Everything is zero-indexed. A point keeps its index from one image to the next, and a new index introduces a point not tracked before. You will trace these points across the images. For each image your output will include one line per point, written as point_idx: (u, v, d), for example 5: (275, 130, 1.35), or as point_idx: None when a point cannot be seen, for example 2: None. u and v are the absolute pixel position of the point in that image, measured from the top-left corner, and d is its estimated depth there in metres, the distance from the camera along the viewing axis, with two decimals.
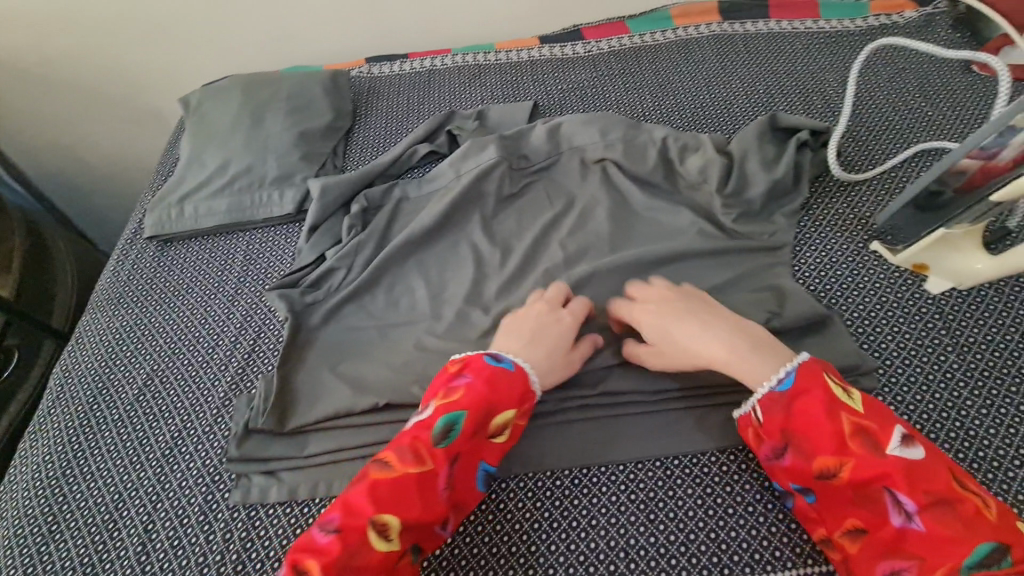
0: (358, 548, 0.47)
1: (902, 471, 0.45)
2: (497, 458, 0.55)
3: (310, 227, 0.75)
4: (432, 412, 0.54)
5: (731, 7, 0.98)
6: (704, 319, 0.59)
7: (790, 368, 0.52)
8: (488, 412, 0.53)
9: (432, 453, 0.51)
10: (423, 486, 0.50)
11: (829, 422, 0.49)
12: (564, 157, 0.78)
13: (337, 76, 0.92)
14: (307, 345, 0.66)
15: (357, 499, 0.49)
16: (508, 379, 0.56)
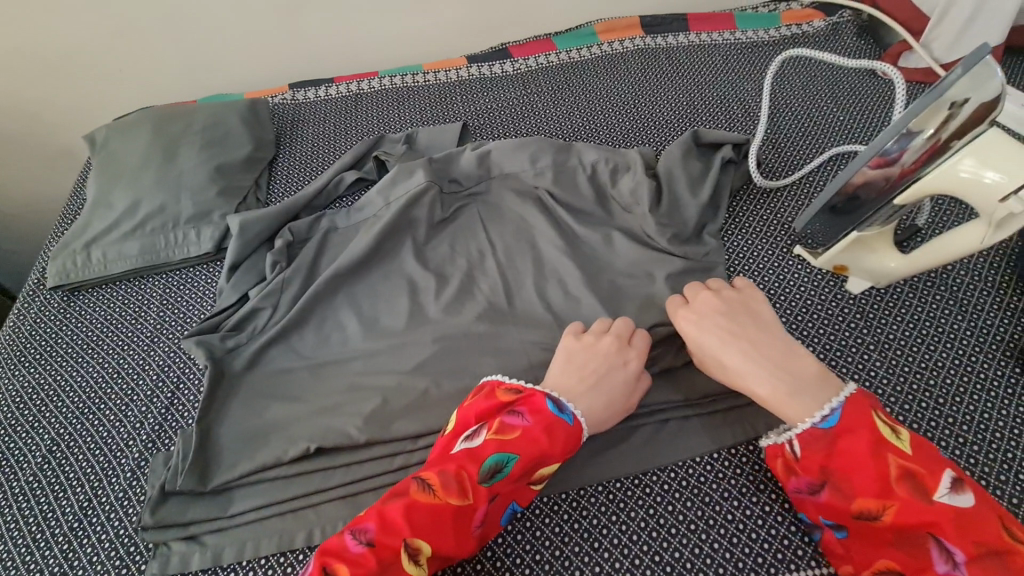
0: (390, 562, 0.45)
1: (950, 518, 0.43)
2: (528, 501, 0.53)
3: (230, 266, 0.71)
4: (483, 443, 0.51)
5: (652, 22, 1.00)
6: (756, 342, 0.55)
7: (838, 403, 0.50)
8: (537, 461, 0.51)
9: (477, 490, 0.49)
10: (458, 521, 0.48)
11: (875, 464, 0.46)
12: (495, 179, 0.77)
13: (256, 105, 0.88)
14: (230, 394, 0.62)
15: (395, 515, 0.47)
16: (566, 432, 0.53)
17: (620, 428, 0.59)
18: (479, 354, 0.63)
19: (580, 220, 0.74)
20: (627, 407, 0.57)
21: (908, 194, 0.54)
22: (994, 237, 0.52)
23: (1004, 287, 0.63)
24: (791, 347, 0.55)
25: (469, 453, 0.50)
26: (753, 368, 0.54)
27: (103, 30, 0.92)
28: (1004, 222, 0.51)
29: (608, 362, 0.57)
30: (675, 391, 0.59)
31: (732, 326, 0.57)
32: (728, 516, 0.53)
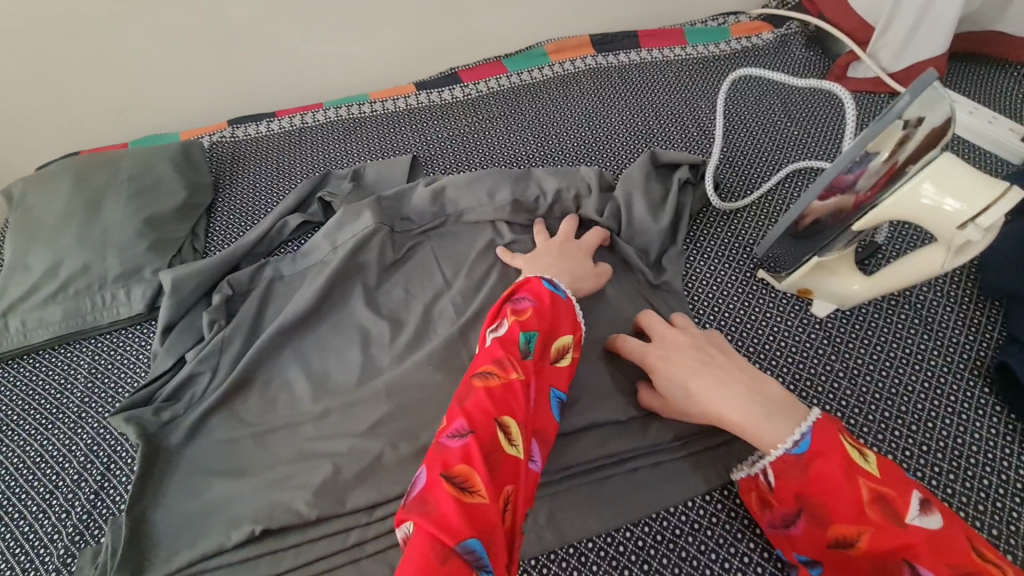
0: (491, 447, 0.43)
1: (921, 540, 0.40)
2: (565, 383, 0.53)
3: (163, 328, 0.66)
4: (508, 329, 0.52)
5: (602, 40, 0.99)
6: (722, 366, 0.52)
7: (805, 427, 0.46)
8: (552, 334, 0.53)
9: (525, 363, 0.49)
10: (521, 394, 0.47)
11: (844, 486, 0.43)
12: (448, 215, 0.74)
13: (189, 147, 0.83)
14: (166, 473, 0.57)
15: (476, 404, 0.45)
16: (561, 304, 0.56)
17: (591, 481, 0.55)
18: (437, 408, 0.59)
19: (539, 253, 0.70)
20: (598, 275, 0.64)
21: (868, 221, 0.51)
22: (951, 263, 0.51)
23: (965, 302, 0.63)
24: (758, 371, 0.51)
25: (499, 342, 0.51)
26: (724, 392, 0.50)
27: (18, 75, 0.86)
28: (963, 249, 0.49)
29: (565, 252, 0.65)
30: (647, 435, 0.56)
31: (698, 352, 0.54)
32: (707, 571, 0.50)
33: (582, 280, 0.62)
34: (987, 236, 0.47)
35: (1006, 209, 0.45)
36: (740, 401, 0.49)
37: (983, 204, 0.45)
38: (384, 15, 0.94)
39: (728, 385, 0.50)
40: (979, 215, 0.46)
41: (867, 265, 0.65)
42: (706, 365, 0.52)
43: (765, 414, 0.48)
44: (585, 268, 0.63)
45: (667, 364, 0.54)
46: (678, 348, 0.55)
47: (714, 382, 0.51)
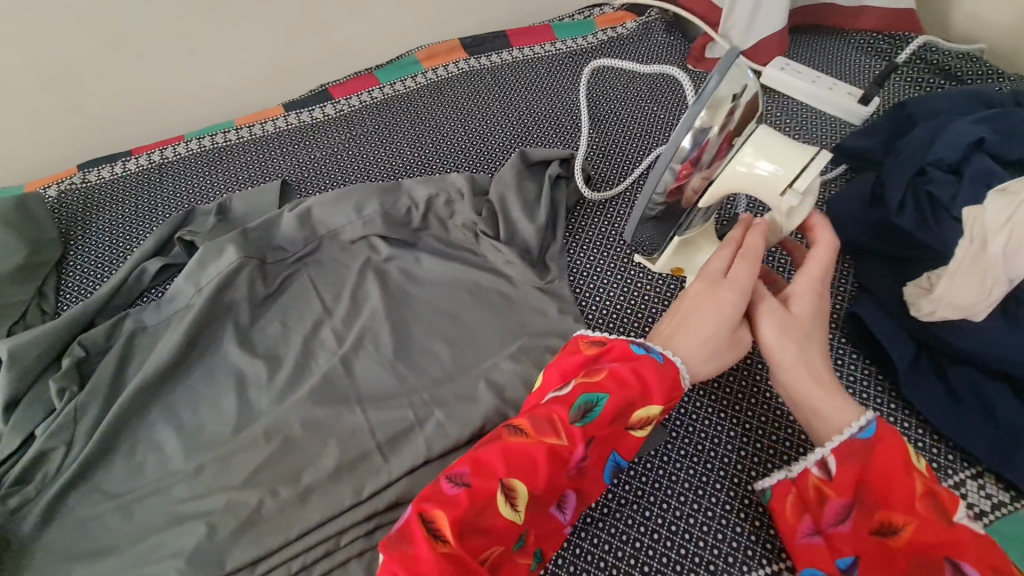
0: (478, 511, 0.42)
1: (967, 538, 0.40)
2: (631, 451, 0.49)
3: (6, 404, 0.59)
4: (571, 388, 0.47)
5: (473, 42, 0.98)
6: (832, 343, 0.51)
7: (872, 415, 0.46)
8: (631, 406, 0.47)
9: (571, 432, 0.45)
10: (554, 463, 0.44)
11: (901, 480, 0.43)
12: (322, 239, 0.71)
13: (26, 199, 0.74)
14: (17, 566, 0.51)
15: (488, 457, 0.44)
16: (661, 370, 0.48)
17: None
18: (321, 445, 0.56)
19: (419, 266, 0.69)
20: (735, 347, 0.51)
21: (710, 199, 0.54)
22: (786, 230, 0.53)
23: None
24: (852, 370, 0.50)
25: (558, 400, 0.47)
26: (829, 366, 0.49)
27: None
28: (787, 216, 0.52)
29: (703, 299, 0.51)
30: None
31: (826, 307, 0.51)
32: (600, 563, 0.51)
33: (720, 354, 0.50)
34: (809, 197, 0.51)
35: (817, 168, 0.49)
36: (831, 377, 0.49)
37: (800, 168, 0.49)
38: (237, 35, 0.89)
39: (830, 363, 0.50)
40: (798, 179, 0.49)
41: None
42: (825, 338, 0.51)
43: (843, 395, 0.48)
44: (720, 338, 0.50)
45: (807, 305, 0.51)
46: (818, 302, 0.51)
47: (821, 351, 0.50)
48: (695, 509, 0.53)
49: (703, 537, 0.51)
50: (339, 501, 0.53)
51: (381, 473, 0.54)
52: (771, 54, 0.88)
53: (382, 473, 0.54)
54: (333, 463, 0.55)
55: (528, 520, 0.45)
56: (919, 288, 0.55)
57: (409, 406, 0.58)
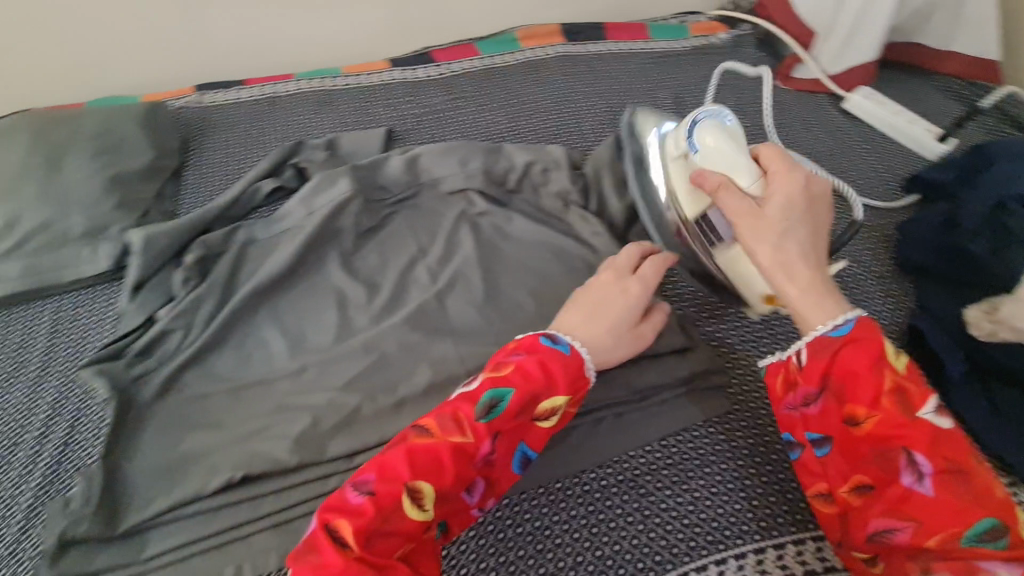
0: (389, 514, 0.45)
1: (926, 434, 0.45)
2: (539, 442, 0.53)
3: (133, 286, 0.65)
4: (479, 385, 0.51)
5: (572, 29, 1.03)
6: (819, 240, 0.54)
7: (850, 318, 0.50)
8: (533, 399, 0.51)
9: (476, 429, 0.49)
10: (456, 459, 0.48)
11: (869, 378, 0.48)
12: (424, 186, 0.76)
13: (155, 109, 0.81)
14: (138, 425, 0.57)
15: (393, 458, 0.48)
16: (566, 362, 0.53)
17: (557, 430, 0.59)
18: (413, 366, 0.61)
19: (511, 224, 0.74)
20: (640, 336, 0.59)
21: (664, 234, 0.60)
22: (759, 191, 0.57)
23: (882, 276, 0.72)
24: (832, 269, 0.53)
25: (467, 397, 0.51)
26: (804, 256, 0.53)
27: None
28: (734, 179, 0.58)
29: (608, 292, 0.59)
30: (609, 388, 0.60)
31: (817, 211, 0.55)
32: (662, 503, 0.55)
33: (620, 342, 0.57)
34: (742, 166, 0.58)
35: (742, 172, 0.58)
36: (806, 269, 0.53)
37: (714, 143, 0.60)
38: None
39: (809, 255, 0.53)
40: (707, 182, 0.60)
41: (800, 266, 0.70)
42: (812, 234, 0.54)
43: (825, 294, 0.52)
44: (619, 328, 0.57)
45: (790, 194, 0.55)
46: (804, 202, 0.55)
47: (800, 245, 0.53)
48: (751, 472, 0.56)
49: (756, 497, 0.55)
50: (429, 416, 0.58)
51: None
52: (858, 79, 0.93)
53: None
54: (425, 383, 0.60)
55: (437, 515, 0.48)
56: (981, 310, 0.60)
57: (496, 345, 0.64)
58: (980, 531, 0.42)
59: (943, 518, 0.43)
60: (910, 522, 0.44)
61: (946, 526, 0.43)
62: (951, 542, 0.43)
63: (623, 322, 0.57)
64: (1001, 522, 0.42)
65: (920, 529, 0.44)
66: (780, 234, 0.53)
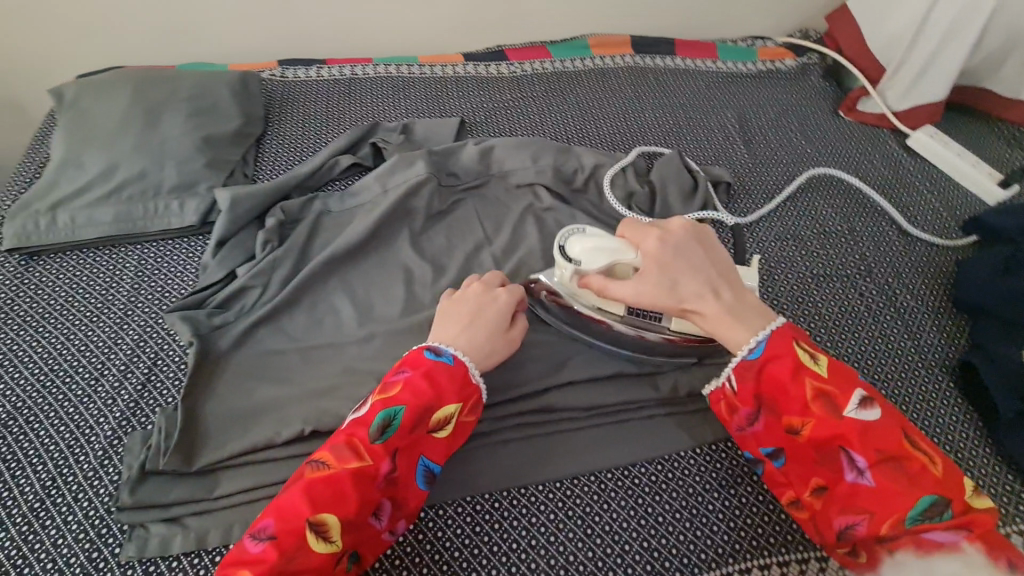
0: (293, 553, 0.44)
1: (854, 429, 0.47)
2: (440, 454, 0.52)
3: (216, 241, 0.68)
4: (369, 409, 0.51)
5: (641, 42, 1.06)
6: (712, 271, 0.54)
7: (765, 334, 0.52)
8: (428, 410, 0.51)
9: (371, 450, 0.48)
10: (359, 485, 0.47)
11: (794, 387, 0.50)
12: (494, 177, 0.79)
13: (246, 79, 0.85)
14: (215, 372, 0.60)
15: (290, 502, 0.46)
16: (450, 372, 0.53)
17: (611, 423, 0.61)
18: None
19: (576, 221, 0.76)
20: (512, 342, 0.59)
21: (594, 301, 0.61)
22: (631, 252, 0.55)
23: (939, 312, 0.73)
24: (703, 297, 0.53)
25: (357, 423, 0.51)
26: (706, 295, 0.53)
27: None
28: (585, 262, 0.56)
29: (479, 302, 0.59)
30: (664, 388, 0.62)
31: (703, 243, 0.56)
32: (710, 506, 0.56)
33: (495, 346, 0.57)
34: (580, 242, 0.57)
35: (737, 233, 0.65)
36: (723, 306, 0.53)
37: (557, 240, 0.60)
38: None
39: (719, 291, 0.54)
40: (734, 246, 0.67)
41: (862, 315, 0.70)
42: (716, 269, 0.55)
43: (742, 321, 0.53)
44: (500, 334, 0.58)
45: (647, 251, 0.55)
46: (681, 237, 0.55)
47: (706, 281, 0.54)
48: None
49: None
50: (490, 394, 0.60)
51: (528, 382, 0.61)
52: (921, 120, 0.94)
53: (529, 382, 0.61)
54: None
55: (350, 543, 0.47)
56: None
57: (555, 335, 0.66)
58: (924, 509, 0.43)
59: (890, 505, 0.45)
60: (863, 516, 0.46)
61: (894, 513, 0.44)
62: (901, 527, 0.44)
63: (499, 326, 0.58)
64: (941, 498, 0.44)
65: (873, 521, 0.45)
66: (674, 283, 0.53)
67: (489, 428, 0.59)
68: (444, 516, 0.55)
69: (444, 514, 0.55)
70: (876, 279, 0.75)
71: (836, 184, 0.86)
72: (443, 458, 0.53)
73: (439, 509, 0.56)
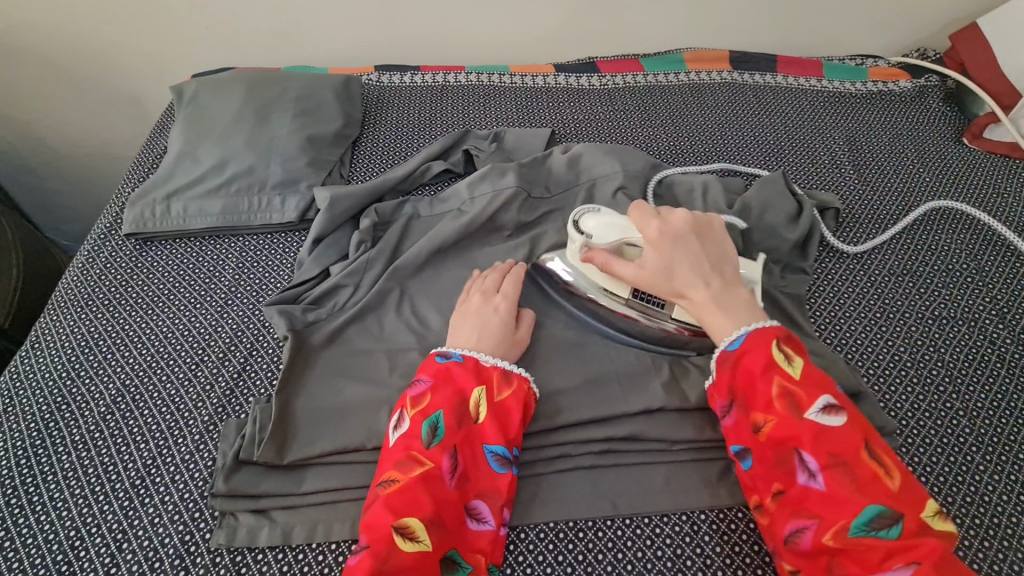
0: (388, 555, 0.45)
1: (810, 432, 0.47)
2: (498, 436, 0.52)
3: (313, 239, 0.70)
4: (409, 423, 0.52)
5: (741, 58, 1.01)
6: (708, 263, 0.56)
7: (743, 332, 0.53)
8: (462, 401, 0.53)
9: (429, 453, 0.50)
10: (429, 486, 0.48)
11: (761, 382, 0.50)
12: (586, 187, 0.76)
13: (348, 82, 0.88)
14: (307, 366, 0.60)
15: (375, 517, 0.47)
16: (462, 367, 0.55)
17: (705, 459, 0.57)
18: (564, 363, 0.62)
19: None
20: (520, 342, 0.60)
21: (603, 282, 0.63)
22: (636, 235, 0.60)
23: None
24: (693, 285, 0.56)
25: (403, 437, 0.51)
26: (698, 282, 0.56)
27: None
28: (595, 236, 0.61)
29: (482, 319, 0.60)
30: None
31: (704, 235, 0.57)
32: None
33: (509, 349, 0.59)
34: (594, 218, 0.62)
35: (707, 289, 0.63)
36: (711, 295, 0.56)
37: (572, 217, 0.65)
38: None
39: (709, 282, 0.56)
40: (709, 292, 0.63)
41: (1002, 372, 0.64)
42: (711, 260, 0.57)
43: (725, 312, 0.55)
44: (507, 337, 0.60)
45: (649, 240, 0.57)
46: (683, 227, 0.57)
47: (701, 267, 0.56)
48: None
49: None
50: (578, 414, 0.57)
51: (618, 405, 0.58)
52: None
53: (619, 406, 0.58)
54: (576, 381, 0.60)
55: (444, 541, 0.47)
56: None
57: (648, 358, 0.62)
58: (872, 520, 0.43)
59: (837, 511, 0.44)
60: (813, 521, 0.45)
61: (839, 520, 0.44)
62: (844, 535, 0.44)
63: (505, 331, 0.60)
64: (890, 511, 0.43)
65: (822, 526, 0.45)
66: (664, 268, 0.56)
67: (575, 451, 0.56)
68: (525, 541, 0.52)
69: (525, 539, 0.52)
70: (1008, 326, 0.67)
71: (963, 218, 0.78)
72: (510, 441, 0.52)
73: (521, 532, 0.53)
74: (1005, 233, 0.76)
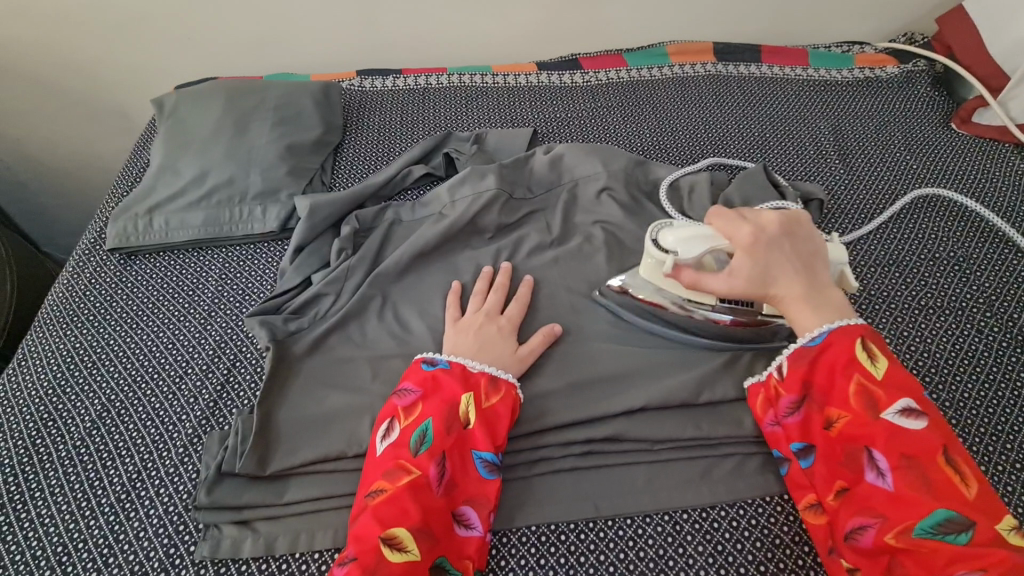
0: (376, 565, 0.45)
1: (886, 431, 0.48)
2: (488, 442, 0.52)
3: (294, 248, 0.70)
4: (400, 432, 0.52)
5: (724, 49, 1.00)
6: (799, 260, 0.56)
7: (828, 328, 0.53)
8: (451, 409, 0.53)
9: (417, 461, 0.50)
10: (416, 495, 0.48)
11: (840, 380, 0.51)
12: (568, 187, 0.76)
13: (328, 88, 0.88)
14: (289, 376, 0.61)
15: (363, 527, 0.47)
16: (450, 373, 0.55)
17: (687, 458, 0.56)
18: (546, 365, 0.61)
19: None
20: (523, 360, 0.59)
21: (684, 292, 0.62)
22: (721, 242, 0.56)
23: None
24: (785, 282, 0.55)
25: (392, 447, 0.51)
26: (789, 279, 0.55)
27: None
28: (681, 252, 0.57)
29: (484, 334, 0.60)
30: (749, 426, 0.57)
31: (793, 232, 0.57)
32: (799, 561, 0.51)
33: (507, 364, 0.58)
34: (673, 232, 0.58)
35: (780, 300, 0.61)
36: (801, 290, 0.55)
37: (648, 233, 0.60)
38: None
39: (801, 278, 0.55)
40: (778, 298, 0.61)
41: (990, 360, 0.63)
42: (802, 257, 0.56)
43: (814, 306, 0.54)
44: (507, 352, 0.59)
45: (740, 244, 0.55)
46: (773, 228, 0.56)
47: (793, 264, 0.56)
48: None
49: None
50: (559, 416, 0.57)
51: (599, 406, 0.58)
52: None
53: (599, 407, 0.58)
54: (557, 384, 0.60)
55: (434, 550, 0.47)
56: None
57: (630, 358, 0.62)
58: (942, 525, 0.44)
59: (905, 512, 0.45)
60: (878, 520, 0.46)
61: (906, 520, 0.45)
62: (910, 536, 0.44)
63: (506, 349, 0.59)
64: (963, 518, 0.43)
65: (886, 524, 0.45)
66: (757, 268, 0.55)
67: (556, 453, 0.56)
68: (507, 546, 0.52)
69: (508, 543, 0.53)
70: (997, 312, 0.67)
71: (950, 205, 0.77)
72: (499, 447, 0.52)
73: (503, 537, 0.53)
74: (993, 219, 0.75)
